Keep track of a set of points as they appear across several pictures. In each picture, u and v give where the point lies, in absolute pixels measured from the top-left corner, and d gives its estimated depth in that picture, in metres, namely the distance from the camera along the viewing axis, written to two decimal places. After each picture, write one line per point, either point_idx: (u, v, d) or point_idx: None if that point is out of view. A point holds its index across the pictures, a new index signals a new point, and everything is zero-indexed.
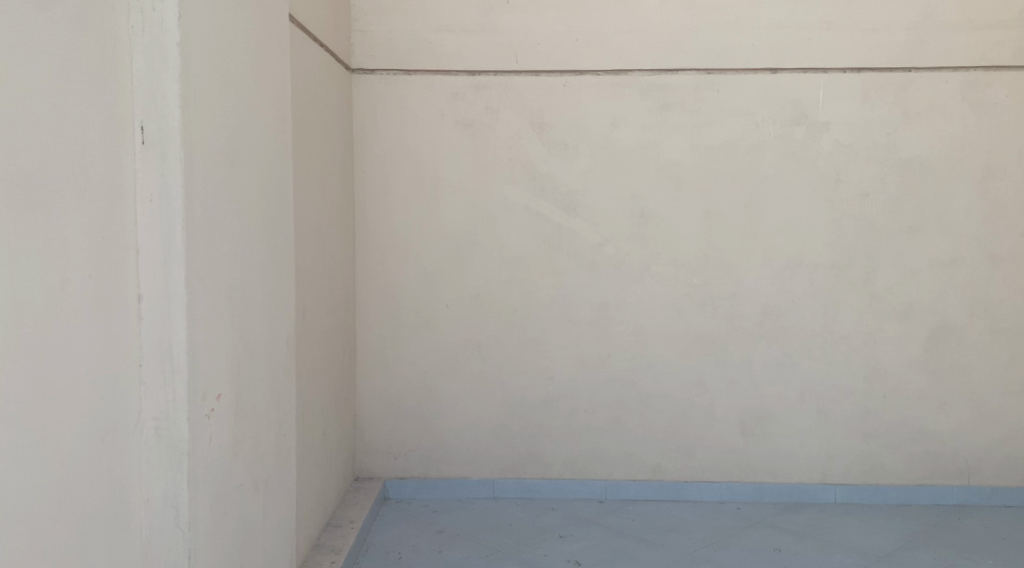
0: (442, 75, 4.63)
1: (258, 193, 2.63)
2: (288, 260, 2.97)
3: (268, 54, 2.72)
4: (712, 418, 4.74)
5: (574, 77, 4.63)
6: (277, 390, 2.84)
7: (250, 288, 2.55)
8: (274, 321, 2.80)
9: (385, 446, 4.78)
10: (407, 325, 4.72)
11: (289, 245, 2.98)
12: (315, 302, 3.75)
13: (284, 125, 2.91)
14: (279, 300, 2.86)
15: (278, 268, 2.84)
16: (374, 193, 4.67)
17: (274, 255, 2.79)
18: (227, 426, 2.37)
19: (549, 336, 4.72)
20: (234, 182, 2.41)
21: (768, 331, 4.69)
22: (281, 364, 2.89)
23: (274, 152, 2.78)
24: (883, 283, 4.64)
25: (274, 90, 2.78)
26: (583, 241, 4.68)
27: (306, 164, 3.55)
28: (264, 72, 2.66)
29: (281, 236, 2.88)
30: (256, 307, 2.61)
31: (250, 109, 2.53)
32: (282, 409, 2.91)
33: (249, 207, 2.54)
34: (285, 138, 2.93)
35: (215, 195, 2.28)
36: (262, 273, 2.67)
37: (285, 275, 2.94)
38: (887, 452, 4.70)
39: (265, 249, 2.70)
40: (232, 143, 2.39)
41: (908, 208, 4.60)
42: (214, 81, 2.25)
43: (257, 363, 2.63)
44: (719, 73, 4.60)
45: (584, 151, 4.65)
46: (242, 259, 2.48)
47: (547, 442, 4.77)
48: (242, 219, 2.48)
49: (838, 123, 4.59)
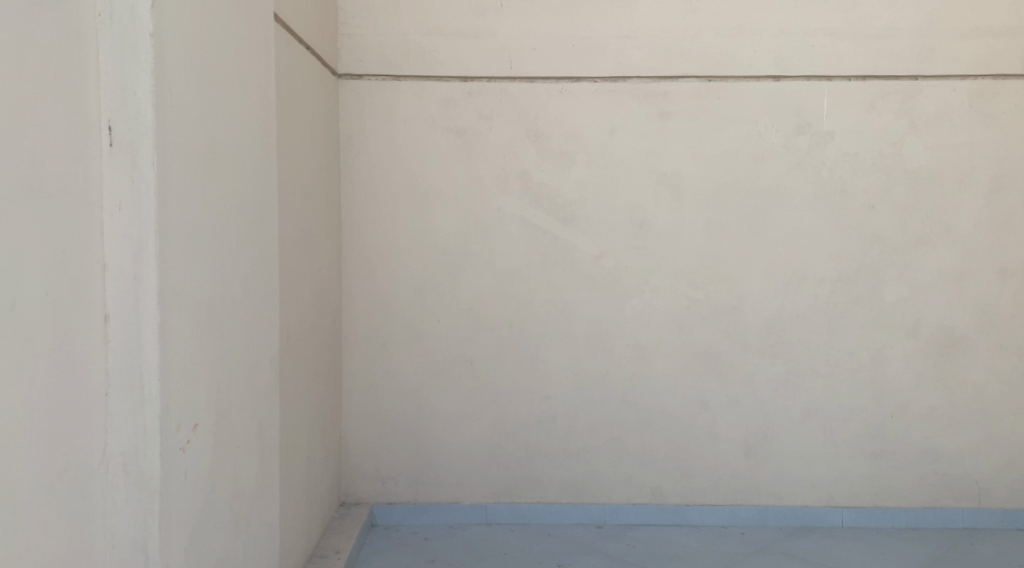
0: (433, 81, 4.44)
1: (240, 201, 2.41)
2: (271, 275, 2.75)
3: (251, 52, 2.51)
4: (715, 438, 4.55)
5: (570, 83, 4.45)
6: (259, 415, 2.62)
7: (231, 304, 2.34)
8: (257, 340, 2.58)
9: (372, 469, 4.55)
10: (396, 341, 4.50)
11: (273, 258, 2.76)
12: (300, 319, 3.52)
13: (267, 129, 2.70)
14: (262, 318, 2.64)
15: (261, 283, 2.62)
16: (361, 204, 4.46)
17: (257, 268, 2.58)
18: (204, 457, 2.14)
19: (545, 353, 4.52)
20: (213, 189, 2.20)
21: (772, 347, 4.52)
22: (264, 386, 2.68)
23: (257, 158, 2.57)
24: (891, 297, 4.48)
25: (257, 90, 2.57)
26: (581, 254, 4.49)
27: (291, 172, 3.34)
28: (246, 69, 2.45)
29: (265, 248, 2.67)
30: (237, 325, 2.39)
31: (231, 110, 2.33)
32: (264, 436, 2.68)
33: (230, 216, 2.33)
34: (269, 142, 2.72)
35: (192, 203, 2.06)
36: (243, 288, 2.45)
37: (269, 290, 2.72)
38: (895, 473, 4.53)
39: (247, 262, 2.48)
40: (211, 145, 2.17)
41: (914, 219, 4.45)
42: (192, 77, 2.04)
43: (237, 387, 2.40)
44: (720, 80, 4.44)
45: (581, 160, 4.47)
46: (222, 273, 2.26)
47: (543, 464, 4.56)
48: (222, 228, 2.26)
49: (843, 132, 4.44)
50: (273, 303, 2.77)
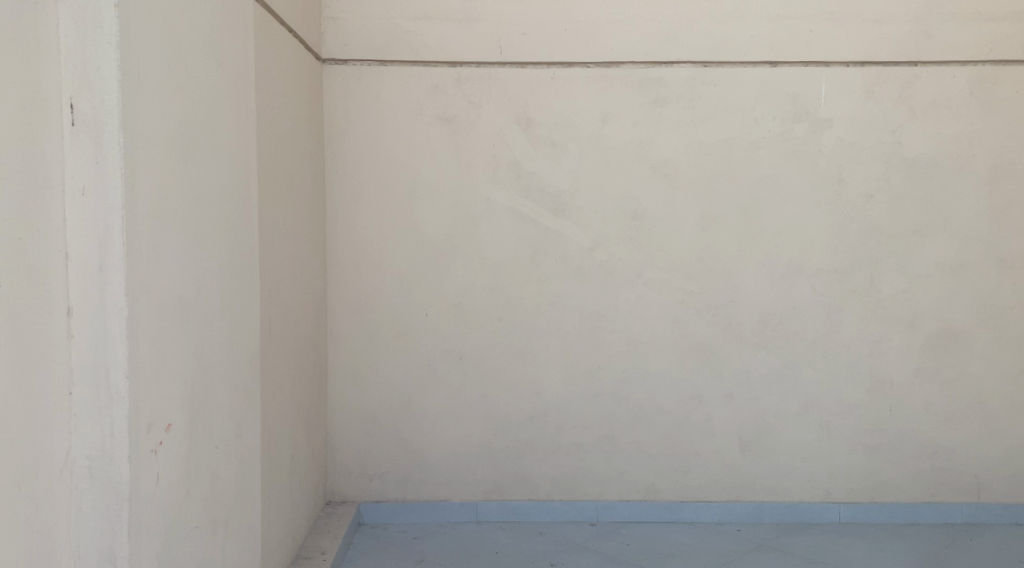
0: (420, 66, 4.30)
1: (216, 188, 2.27)
2: (250, 266, 2.62)
3: (228, 30, 2.37)
4: (710, 433, 4.45)
5: (561, 69, 4.32)
6: (238, 414, 2.49)
7: (206, 298, 2.20)
8: (235, 334, 2.45)
9: (359, 466, 4.42)
10: (383, 336, 4.37)
11: (252, 249, 2.63)
12: (282, 314, 3.38)
13: (245, 112, 2.56)
14: (240, 312, 2.50)
15: (239, 275, 2.48)
16: (346, 193, 4.32)
17: (235, 260, 2.44)
18: (178, 460, 2.01)
19: (537, 347, 4.40)
20: (186, 174, 2.06)
21: (768, 340, 4.42)
22: (243, 383, 2.54)
23: (235, 143, 2.44)
24: (889, 289, 4.39)
25: (233, 71, 2.43)
26: (572, 245, 4.37)
27: (273, 159, 3.19)
28: (222, 48, 2.31)
29: (244, 239, 2.53)
30: (213, 320, 2.25)
31: (205, 91, 2.18)
32: (243, 435, 2.55)
33: (205, 204, 2.19)
34: (247, 126, 2.58)
35: (164, 188, 1.92)
36: (220, 280, 2.31)
37: (248, 283, 2.59)
38: (893, 468, 4.45)
39: (224, 253, 2.35)
40: (184, 127, 2.03)
41: (913, 209, 4.36)
42: (161, 53, 1.90)
43: (214, 384, 2.27)
44: (716, 67, 4.33)
45: (574, 148, 4.34)
46: (197, 264, 2.13)
47: (534, 461, 4.45)
48: (196, 217, 2.13)
49: (841, 120, 4.34)
50: (252, 296, 2.64)
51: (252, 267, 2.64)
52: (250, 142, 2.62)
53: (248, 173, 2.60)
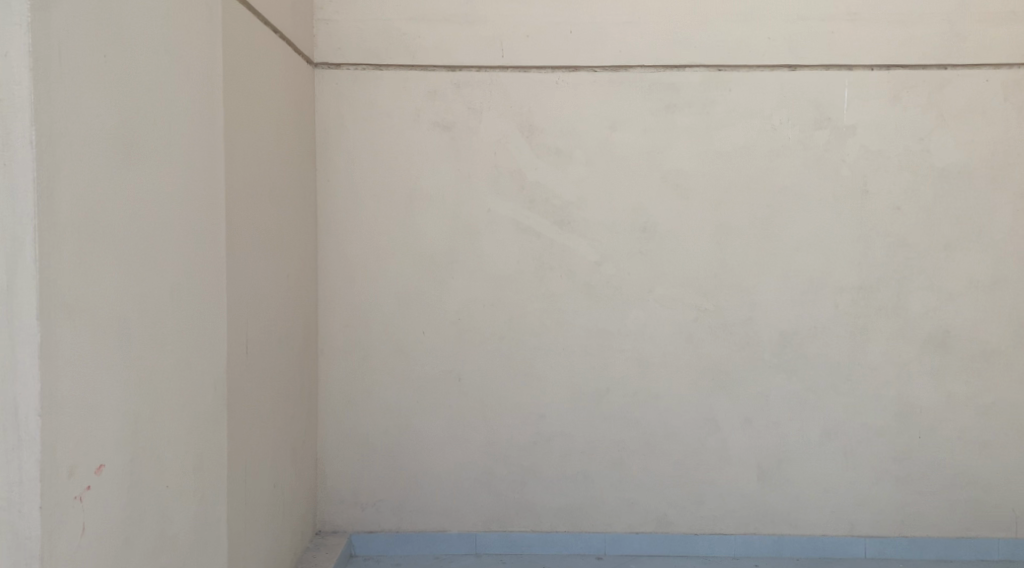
0: (417, 71, 4.07)
1: (165, 196, 2.06)
2: (210, 282, 2.39)
3: (184, 24, 2.17)
4: (725, 460, 4.16)
5: (567, 74, 4.08)
6: (195, 445, 2.25)
7: (153, 317, 1.98)
8: (189, 357, 2.22)
9: (351, 494, 4.17)
10: (377, 356, 4.12)
11: (212, 264, 2.40)
12: (263, 334, 3.15)
13: (204, 114, 2.35)
14: (195, 332, 2.27)
15: (195, 292, 2.26)
16: (339, 204, 4.08)
17: (189, 275, 2.22)
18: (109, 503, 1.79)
19: (540, 368, 4.14)
20: (127, 182, 1.85)
21: (788, 362, 4.13)
22: (201, 411, 2.30)
23: (191, 147, 2.23)
24: (918, 307, 4.10)
25: (189, 69, 2.22)
26: (578, 260, 4.11)
27: (251, 168, 2.97)
28: (175, 42, 2.12)
29: (201, 252, 2.31)
30: (161, 343, 2.03)
31: (154, 91, 1.99)
32: (203, 469, 2.31)
33: (151, 214, 1.98)
34: (206, 129, 2.36)
35: (95, 194, 1.72)
36: (170, 299, 2.09)
37: (206, 300, 2.36)
38: (923, 500, 4.14)
39: (175, 268, 2.13)
40: (124, 128, 1.84)
41: (945, 222, 4.07)
42: (97, 47, 1.73)
43: (162, 415, 2.04)
44: (732, 70, 4.07)
45: (580, 157, 4.09)
46: (139, 282, 1.92)
47: (537, 489, 4.18)
48: (140, 228, 1.91)
49: (865, 127, 4.06)
50: (213, 315, 2.41)
51: (212, 284, 2.41)
52: (211, 145, 2.40)
53: (208, 179, 2.38)
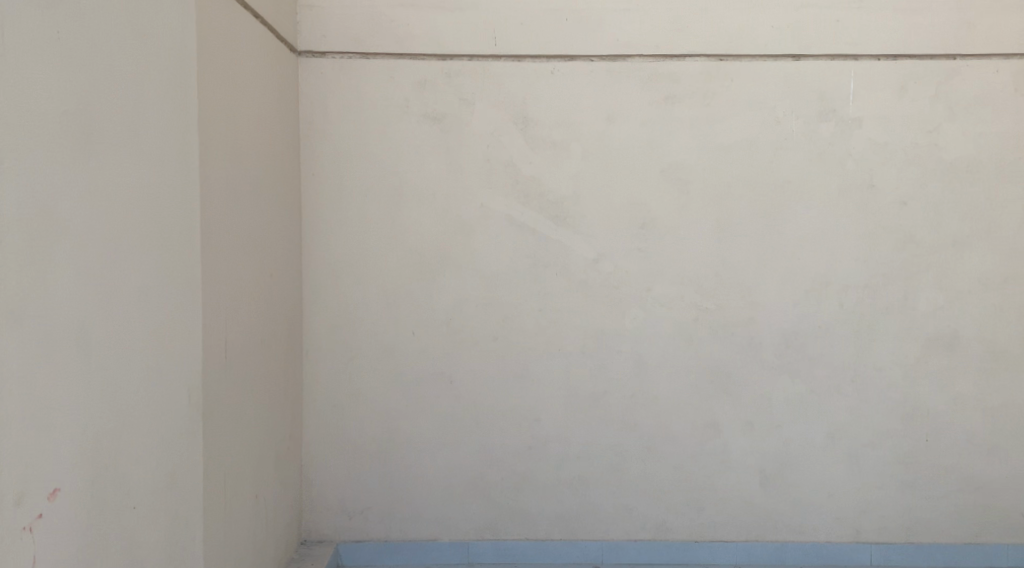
0: (406, 60, 3.89)
1: (120, 195, 1.96)
2: (181, 283, 2.26)
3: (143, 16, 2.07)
4: (726, 465, 4.02)
5: (562, 63, 3.91)
6: (160, 461, 2.10)
7: (103, 326, 1.87)
8: (155, 369, 2.09)
9: (337, 502, 4.00)
10: (365, 358, 3.95)
11: (182, 264, 2.27)
12: (243, 338, 2.98)
13: (173, 113, 2.24)
14: (162, 337, 2.14)
15: (162, 301, 2.14)
16: (325, 200, 3.90)
17: (152, 277, 2.10)
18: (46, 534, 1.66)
19: (535, 370, 3.97)
20: (63, 183, 1.74)
21: (791, 364, 3.99)
22: (170, 424, 2.16)
23: (154, 144, 2.12)
24: (925, 306, 3.96)
25: (149, 64, 2.10)
26: (574, 258, 3.95)
27: (229, 162, 2.80)
28: (132, 35, 2.02)
29: (167, 257, 2.18)
30: (116, 352, 1.91)
31: (104, 87, 1.90)
32: (171, 485, 2.16)
33: (98, 218, 1.87)
34: (174, 128, 2.24)
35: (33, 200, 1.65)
36: (129, 305, 1.98)
37: (176, 306, 2.23)
38: (930, 505, 4.02)
39: (134, 270, 2.01)
40: (65, 129, 1.76)
41: (954, 218, 3.93)
42: (33, 46, 1.65)
43: (114, 433, 1.90)
44: (733, 60, 3.91)
45: (575, 150, 3.93)
46: (84, 289, 1.80)
47: (532, 496, 4.02)
48: (82, 232, 1.80)
49: (872, 119, 3.92)
50: (185, 323, 2.28)
51: (183, 290, 2.28)
52: (181, 144, 2.28)
53: (177, 181, 2.26)
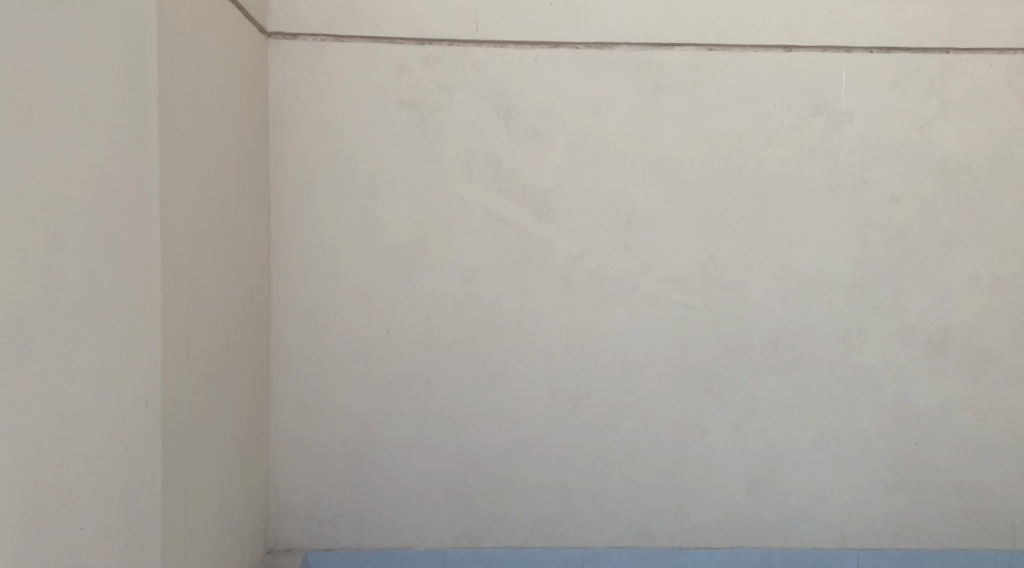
0: (383, 43, 3.69)
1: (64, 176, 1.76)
2: (137, 276, 2.06)
3: None
4: (712, 469, 3.89)
5: (547, 50, 3.74)
6: (109, 476, 1.89)
7: (43, 332, 1.66)
8: (105, 371, 1.89)
9: (307, 508, 3.79)
10: (337, 357, 3.75)
11: (138, 254, 2.07)
12: (205, 337, 2.77)
13: (127, 92, 2.03)
14: (114, 333, 1.94)
15: (114, 298, 1.94)
16: (295, 190, 3.69)
17: (104, 267, 1.90)
18: None
19: (515, 370, 3.81)
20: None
21: (780, 365, 3.87)
22: (122, 435, 1.96)
23: (106, 121, 1.92)
24: (915, 306, 3.87)
25: (102, 34, 1.91)
26: (557, 253, 3.79)
27: (192, 148, 2.59)
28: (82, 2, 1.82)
29: (119, 249, 1.97)
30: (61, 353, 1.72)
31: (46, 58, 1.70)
32: (122, 501, 1.96)
33: (34, 211, 1.65)
34: (127, 107, 2.02)
35: None
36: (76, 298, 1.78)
37: (130, 302, 2.02)
38: (918, 509, 3.93)
39: (83, 260, 1.82)
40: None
41: (945, 216, 3.84)
42: None
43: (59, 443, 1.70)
44: (724, 50, 3.77)
45: (559, 141, 3.76)
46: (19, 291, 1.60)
47: (511, 501, 3.85)
48: (17, 228, 1.59)
49: (864, 113, 3.81)
50: (140, 322, 2.07)
51: (138, 286, 2.07)
52: (134, 124, 2.07)
53: (131, 165, 2.04)
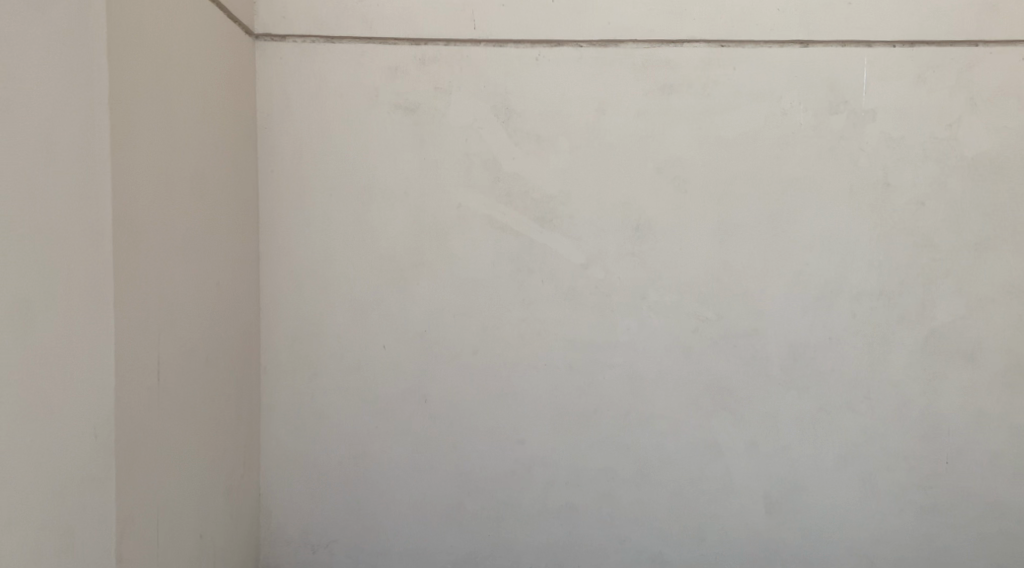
0: (375, 44, 3.51)
1: None
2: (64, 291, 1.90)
3: None
4: (729, 490, 3.66)
5: (549, 48, 3.55)
6: (11, 513, 1.72)
7: None
8: (16, 392, 1.73)
9: (300, 533, 3.61)
10: (330, 374, 3.56)
11: (68, 267, 1.90)
12: (181, 355, 2.59)
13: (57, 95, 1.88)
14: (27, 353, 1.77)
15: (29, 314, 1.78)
16: (285, 199, 3.52)
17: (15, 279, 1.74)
18: None
19: (518, 386, 3.60)
20: None
21: (800, 380, 3.63)
22: (35, 462, 1.80)
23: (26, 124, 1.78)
24: (945, 316, 3.63)
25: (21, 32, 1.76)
26: (562, 263, 3.58)
27: (162, 154, 2.42)
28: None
29: (41, 259, 1.82)
30: None
31: None
32: (35, 538, 1.80)
33: None
34: (59, 108, 1.88)
35: None
36: None
37: (55, 316, 1.86)
38: (951, 533, 3.69)
39: None
40: None
41: (976, 219, 3.60)
42: None
43: None
44: (736, 46, 3.56)
45: (563, 145, 3.56)
46: None
47: (515, 525, 3.64)
48: None
49: (887, 110, 3.58)
50: (71, 338, 1.92)
51: (65, 304, 1.90)
52: (72, 125, 1.93)
53: (62, 169, 1.89)
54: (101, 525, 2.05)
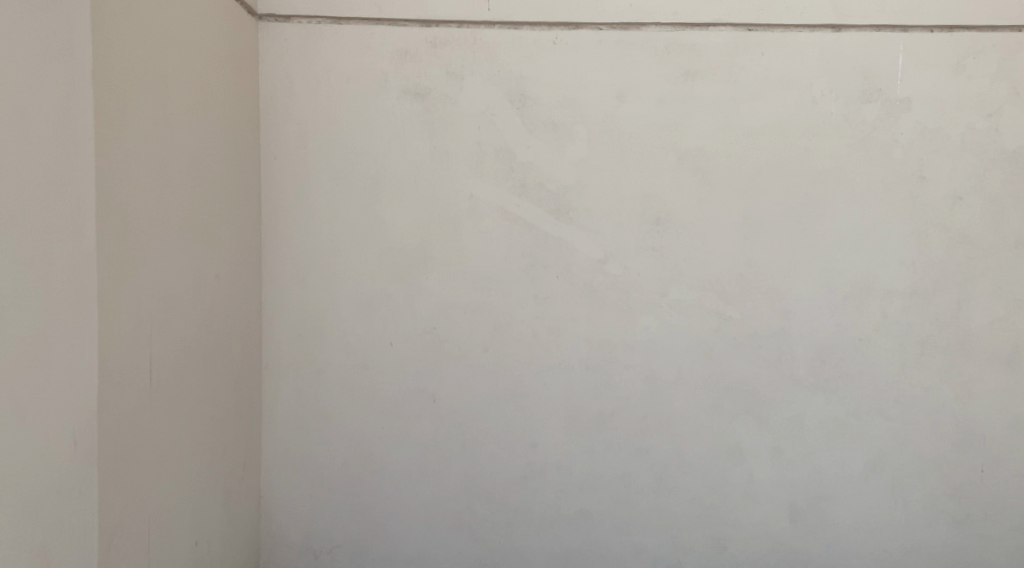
0: (384, 25, 3.33)
1: None
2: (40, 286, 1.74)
3: None
4: (751, 498, 3.49)
5: (566, 31, 3.37)
6: None
7: None
8: None
9: (302, 538, 3.45)
10: (335, 373, 3.41)
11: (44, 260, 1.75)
12: (176, 351, 2.44)
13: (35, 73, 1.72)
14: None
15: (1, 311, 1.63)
16: (288, 188, 3.35)
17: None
18: None
19: (531, 387, 3.43)
20: None
21: (827, 383, 3.46)
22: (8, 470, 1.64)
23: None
24: (981, 316, 3.44)
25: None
26: (578, 258, 3.41)
27: (155, 137, 2.26)
28: None
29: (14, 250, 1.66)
30: None
31: None
32: (8, 556, 1.64)
33: None
34: (37, 87, 1.73)
35: None
36: None
37: (28, 315, 1.70)
38: (984, 544, 3.51)
39: None
40: None
41: (1016, 216, 3.41)
42: None
43: None
44: (764, 29, 3.37)
45: (581, 134, 3.38)
46: None
47: (527, 531, 3.48)
48: None
49: (923, 100, 3.39)
50: (48, 336, 1.77)
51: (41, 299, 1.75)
52: (51, 105, 1.77)
53: (41, 152, 1.74)
54: (81, 538, 1.89)
